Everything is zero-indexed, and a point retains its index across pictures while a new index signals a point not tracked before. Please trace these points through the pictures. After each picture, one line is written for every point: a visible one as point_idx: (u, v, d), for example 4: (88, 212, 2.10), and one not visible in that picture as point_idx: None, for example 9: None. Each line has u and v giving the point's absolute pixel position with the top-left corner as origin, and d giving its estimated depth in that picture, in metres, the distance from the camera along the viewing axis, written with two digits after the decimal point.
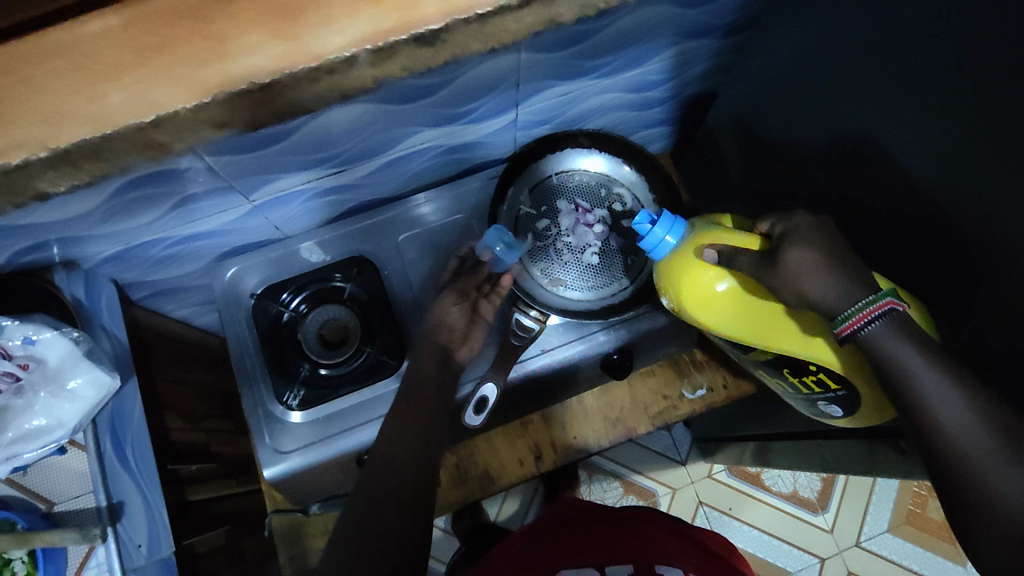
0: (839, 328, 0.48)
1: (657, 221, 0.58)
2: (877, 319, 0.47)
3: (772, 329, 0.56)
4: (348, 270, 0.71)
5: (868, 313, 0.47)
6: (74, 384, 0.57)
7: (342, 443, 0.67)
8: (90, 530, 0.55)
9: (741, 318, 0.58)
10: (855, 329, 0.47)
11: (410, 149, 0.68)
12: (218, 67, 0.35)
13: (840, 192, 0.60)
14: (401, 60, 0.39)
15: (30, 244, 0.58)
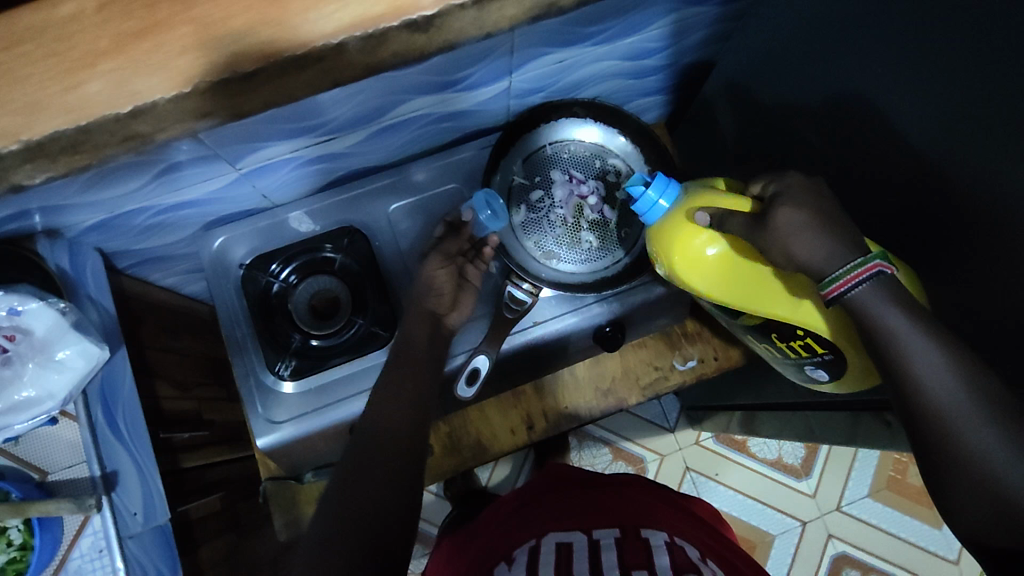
0: (825, 290, 0.48)
1: (652, 183, 0.58)
2: (865, 281, 0.47)
3: (763, 293, 0.57)
4: (338, 241, 0.71)
5: (856, 275, 0.47)
6: (62, 354, 0.56)
7: (335, 414, 0.67)
8: (85, 500, 0.55)
9: (731, 284, 0.58)
10: (840, 292, 0.48)
11: (400, 117, 0.67)
12: (195, 55, 0.36)
13: (837, 167, 0.60)
14: (393, 47, 0.38)
15: (10, 213, 0.56)
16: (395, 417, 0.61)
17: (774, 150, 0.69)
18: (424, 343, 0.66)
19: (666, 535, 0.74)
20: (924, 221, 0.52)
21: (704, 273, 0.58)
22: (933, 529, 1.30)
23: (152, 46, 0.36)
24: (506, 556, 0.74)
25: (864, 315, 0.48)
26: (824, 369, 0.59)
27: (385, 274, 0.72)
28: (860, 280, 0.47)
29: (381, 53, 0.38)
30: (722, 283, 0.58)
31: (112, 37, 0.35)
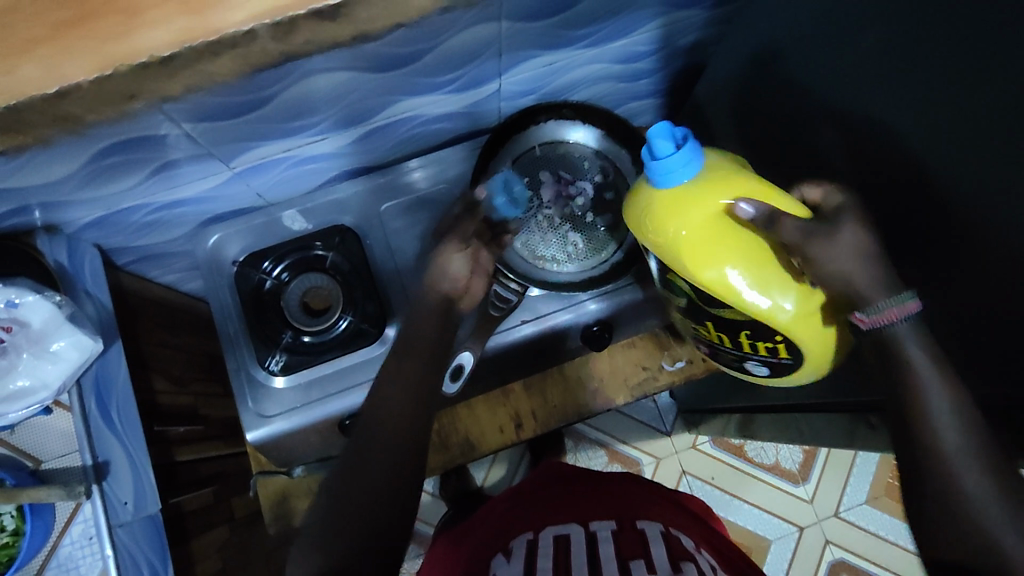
0: (863, 319, 0.48)
1: (682, 145, 0.51)
2: (903, 319, 0.47)
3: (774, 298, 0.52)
4: (329, 239, 0.72)
5: (894, 312, 0.47)
6: (57, 346, 0.58)
7: (324, 408, 0.69)
8: (74, 488, 0.57)
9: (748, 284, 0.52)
10: (882, 323, 0.47)
11: (392, 117, 0.68)
12: (122, 39, 0.37)
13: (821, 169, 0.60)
14: (305, 35, 0.39)
15: (11, 208, 0.58)
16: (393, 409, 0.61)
17: (761, 153, 0.70)
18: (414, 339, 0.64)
19: (662, 526, 0.75)
20: None
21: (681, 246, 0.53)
22: None
23: (125, 40, 0.37)
24: (505, 549, 0.74)
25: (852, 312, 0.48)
26: (768, 368, 0.60)
27: (375, 272, 0.73)
28: (899, 317, 0.47)
29: (295, 40, 0.39)
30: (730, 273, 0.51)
31: (46, 25, 0.37)
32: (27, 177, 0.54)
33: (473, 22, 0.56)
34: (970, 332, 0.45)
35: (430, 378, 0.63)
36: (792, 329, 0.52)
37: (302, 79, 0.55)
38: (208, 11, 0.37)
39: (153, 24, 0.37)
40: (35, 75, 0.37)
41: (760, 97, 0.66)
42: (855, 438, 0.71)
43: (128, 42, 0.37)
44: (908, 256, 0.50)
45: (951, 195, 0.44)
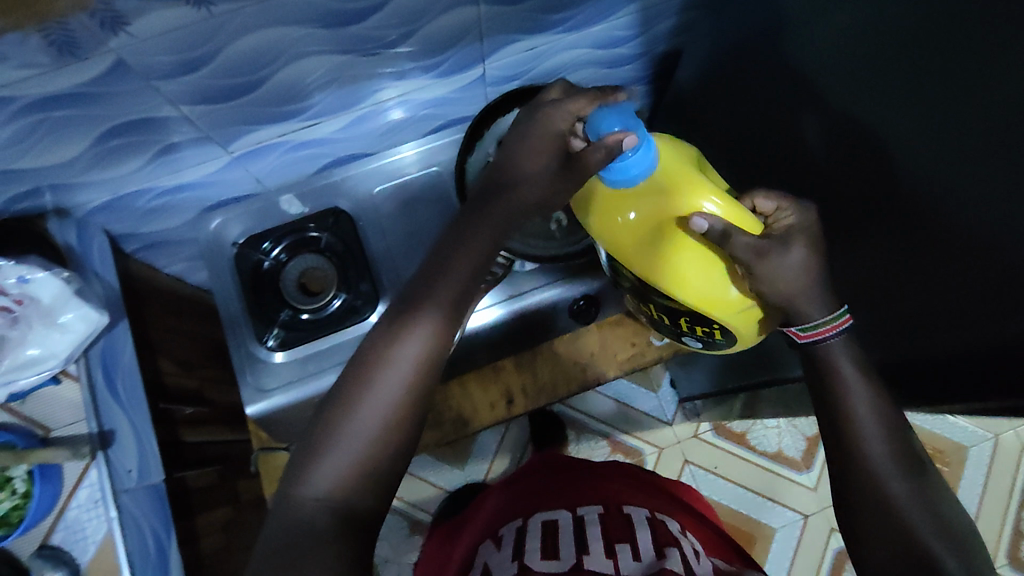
0: (803, 333, 0.51)
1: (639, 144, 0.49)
2: (840, 334, 0.51)
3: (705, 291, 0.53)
4: (323, 220, 0.75)
5: (832, 327, 0.51)
6: (65, 318, 0.61)
7: (321, 381, 0.72)
8: (80, 449, 0.61)
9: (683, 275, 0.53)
10: (819, 338, 0.51)
11: (381, 103, 0.71)
12: None
13: None
14: None
15: (24, 189, 0.62)
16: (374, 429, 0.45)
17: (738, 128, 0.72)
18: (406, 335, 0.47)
19: (648, 511, 0.76)
20: None
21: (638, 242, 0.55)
22: None
23: None
24: (494, 535, 0.75)
25: (786, 302, 0.50)
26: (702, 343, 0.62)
27: (368, 253, 0.75)
28: (837, 331, 0.51)
29: None
30: (686, 277, 0.53)
31: None
32: (38, 158, 0.58)
33: (450, 5, 0.59)
34: (928, 275, 0.48)
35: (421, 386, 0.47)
36: (721, 315, 0.54)
37: (290, 62, 0.58)
38: None
39: None
40: None
41: (727, 75, 0.68)
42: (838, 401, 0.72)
43: None
44: (861, 213, 0.53)
45: (915, 152, 0.47)
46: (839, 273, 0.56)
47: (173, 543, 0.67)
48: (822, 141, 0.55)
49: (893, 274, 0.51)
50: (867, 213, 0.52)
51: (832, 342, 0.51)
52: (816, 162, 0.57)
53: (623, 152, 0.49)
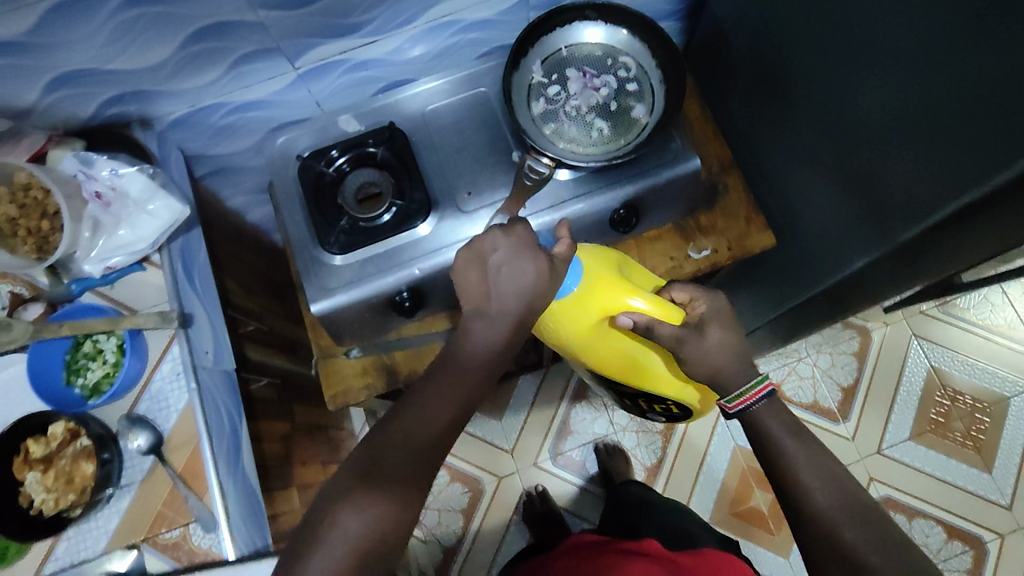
0: (734, 403, 0.69)
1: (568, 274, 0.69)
2: (761, 398, 0.69)
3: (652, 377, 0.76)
4: (379, 137, 0.80)
5: (755, 393, 0.69)
6: (152, 208, 0.67)
7: (379, 282, 0.76)
8: (167, 316, 0.66)
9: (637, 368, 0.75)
10: (746, 403, 0.69)
11: (433, 22, 0.76)
12: None
13: (833, 25, 0.65)
14: None
15: (114, 95, 0.68)
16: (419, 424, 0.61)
17: (778, 38, 0.75)
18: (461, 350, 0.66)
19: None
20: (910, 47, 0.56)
21: (594, 343, 0.74)
22: (980, 472, 1.30)
23: None
24: None
25: (716, 373, 0.69)
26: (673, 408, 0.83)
27: (421, 168, 0.80)
28: (760, 395, 0.69)
29: None
30: (627, 361, 0.75)
31: None
32: (129, 60, 0.64)
33: None
34: (993, 116, 0.50)
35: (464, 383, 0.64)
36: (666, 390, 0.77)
37: None
38: None
39: None
40: None
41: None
42: (886, 292, 0.75)
43: None
44: (913, 85, 0.57)
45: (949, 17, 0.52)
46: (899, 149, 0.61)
47: (243, 427, 0.72)
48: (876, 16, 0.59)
49: (952, 129, 0.54)
50: (934, 70, 0.55)
51: (758, 406, 0.69)
52: (881, 36, 0.59)
53: (565, 279, 0.69)
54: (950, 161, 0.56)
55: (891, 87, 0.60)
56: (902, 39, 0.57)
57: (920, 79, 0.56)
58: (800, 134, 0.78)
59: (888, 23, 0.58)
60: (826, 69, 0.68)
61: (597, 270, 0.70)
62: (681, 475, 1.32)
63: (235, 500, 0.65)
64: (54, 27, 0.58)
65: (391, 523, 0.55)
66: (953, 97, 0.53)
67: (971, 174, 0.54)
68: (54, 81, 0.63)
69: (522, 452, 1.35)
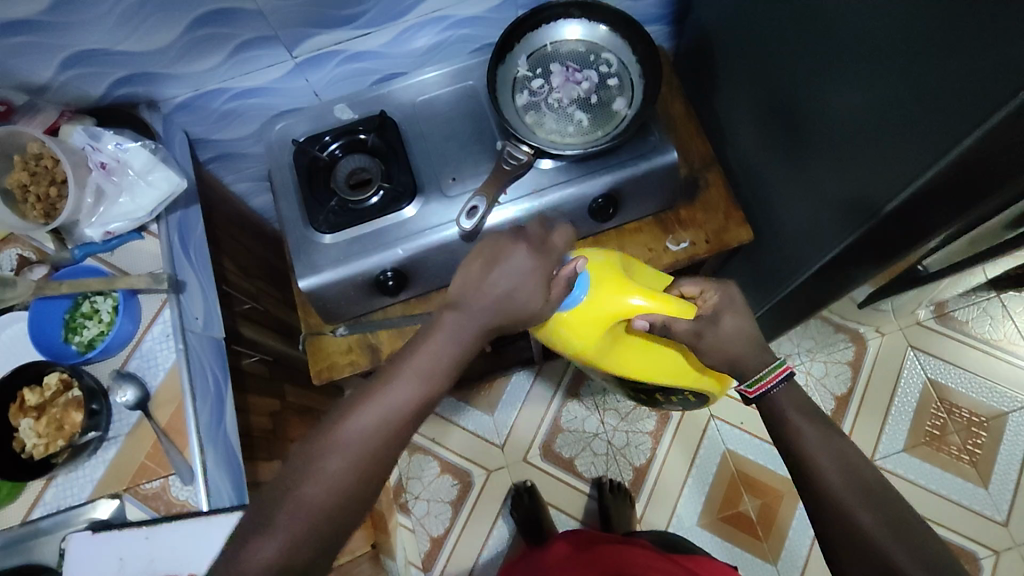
0: (753, 389, 0.65)
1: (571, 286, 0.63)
2: (780, 383, 0.64)
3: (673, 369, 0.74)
4: (371, 124, 0.85)
5: (774, 377, 0.64)
6: (152, 180, 0.72)
7: (365, 260, 0.80)
8: (159, 279, 0.70)
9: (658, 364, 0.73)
10: (765, 388, 0.64)
11: (424, 17, 0.81)
12: None
13: (800, 14, 0.67)
14: None
15: (123, 76, 0.74)
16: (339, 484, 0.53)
17: (752, 33, 0.78)
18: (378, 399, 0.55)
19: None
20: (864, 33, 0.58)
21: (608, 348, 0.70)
22: (976, 487, 1.28)
23: None
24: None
25: (727, 358, 0.65)
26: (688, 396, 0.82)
27: (409, 154, 0.84)
28: (777, 380, 0.64)
29: None
30: (639, 358, 0.72)
31: None
32: (137, 42, 0.70)
33: None
34: (939, 101, 0.52)
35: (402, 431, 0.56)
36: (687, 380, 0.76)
37: None
38: None
39: None
40: None
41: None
42: (857, 283, 0.77)
43: None
44: (871, 71, 0.59)
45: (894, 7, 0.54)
46: (863, 134, 0.63)
47: (228, 391, 0.76)
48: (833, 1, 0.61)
49: (908, 112, 0.56)
50: (888, 57, 0.56)
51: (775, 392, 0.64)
52: (842, 28, 0.61)
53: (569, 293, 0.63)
54: (907, 146, 0.57)
55: (851, 78, 0.62)
56: (857, 30, 0.59)
57: (876, 64, 0.58)
58: (774, 126, 0.80)
59: (843, 14, 0.60)
60: (796, 57, 0.70)
61: (601, 275, 0.65)
62: (670, 477, 1.32)
63: (214, 457, 0.68)
64: (68, 6, 0.63)
65: (346, 482, 0.53)
66: (903, 82, 0.55)
67: (927, 156, 0.56)
68: (68, 60, 0.69)
69: (512, 448, 1.37)
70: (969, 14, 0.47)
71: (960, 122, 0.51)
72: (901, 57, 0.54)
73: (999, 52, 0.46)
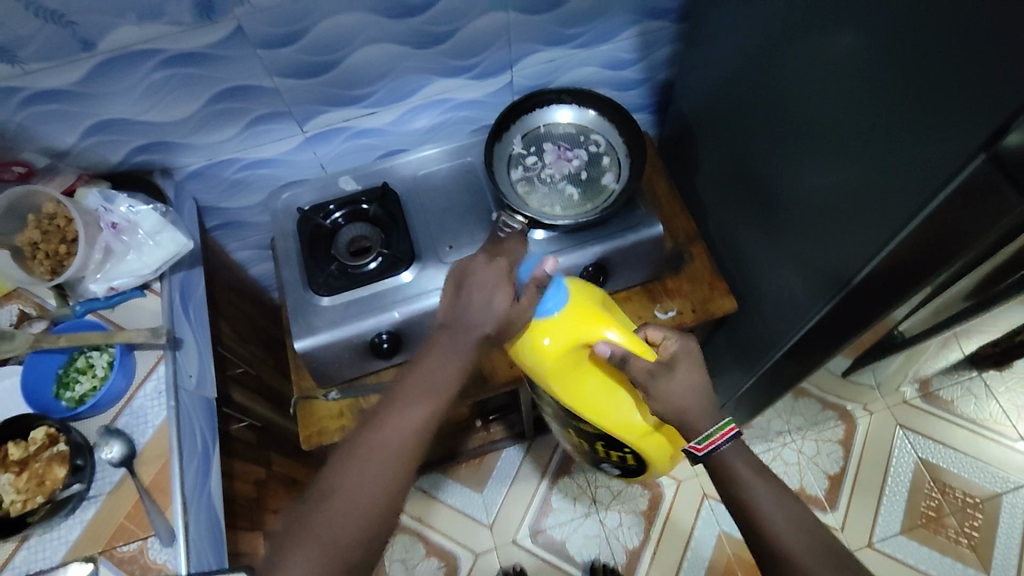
0: (699, 446, 0.61)
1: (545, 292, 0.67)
2: (727, 441, 0.62)
3: (628, 425, 0.72)
4: (373, 195, 0.89)
5: (722, 434, 0.61)
6: (160, 241, 0.74)
7: (361, 322, 0.81)
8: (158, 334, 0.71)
9: (615, 412, 0.72)
10: (713, 445, 0.61)
11: (427, 99, 0.88)
12: None
13: (772, 100, 0.73)
14: None
15: (142, 145, 0.79)
16: (347, 513, 0.57)
17: (728, 118, 0.85)
18: (380, 443, 0.59)
19: None
20: (831, 115, 0.64)
21: (563, 367, 0.69)
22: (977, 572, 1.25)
23: None
24: None
25: None
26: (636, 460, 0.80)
27: (409, 223, 0.88)
28: (726, 438, 0.61)
29: None
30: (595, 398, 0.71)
31: None
32: (160, 114, 0.75)
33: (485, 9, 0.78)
34: (901, 175, 0.57)
35: (407, 456, 0.60)
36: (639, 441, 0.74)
37: (355, 51, 0.76)
38: None
39: None
40: None
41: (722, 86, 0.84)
42: (835, 350, 0.80)
43: None
44: (839, 149, 0.64)
45: (857, 93, 0.59)
46: (835, 204, 0.67)
47: (216, 453, 0.75)
48: (802, 89, 0.67)
49: (874, 185, 0.61)
50: (855, 135, 0.61)
51: (723, 448, 0.62)
52: (811, 110, 0.67)
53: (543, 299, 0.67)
54: (874, 216, 0.62)
55: (822, 154, 0.67)
56: (824, 111, 0.65)
57: (843, 142, 0.63)
58: (750, 204, 0.86)
59: (812, 96, 0.66)
60: (770, 138, 0.76)
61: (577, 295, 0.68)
62: (665, 561, 1.27)
63: (197, 519, 0.66)
64: (101, 79, 0.69)
65: None
66: (869, 158, 0.60)
67: (894, 226, 0.60)
68: (93, 127, 0.74)
69: (501, 528, 1.32)
70: (922, 98, 0.52)
71: (920, 195, 0.56)
72: (866, 136, 0.60)
73: (954, 133, 0.50)
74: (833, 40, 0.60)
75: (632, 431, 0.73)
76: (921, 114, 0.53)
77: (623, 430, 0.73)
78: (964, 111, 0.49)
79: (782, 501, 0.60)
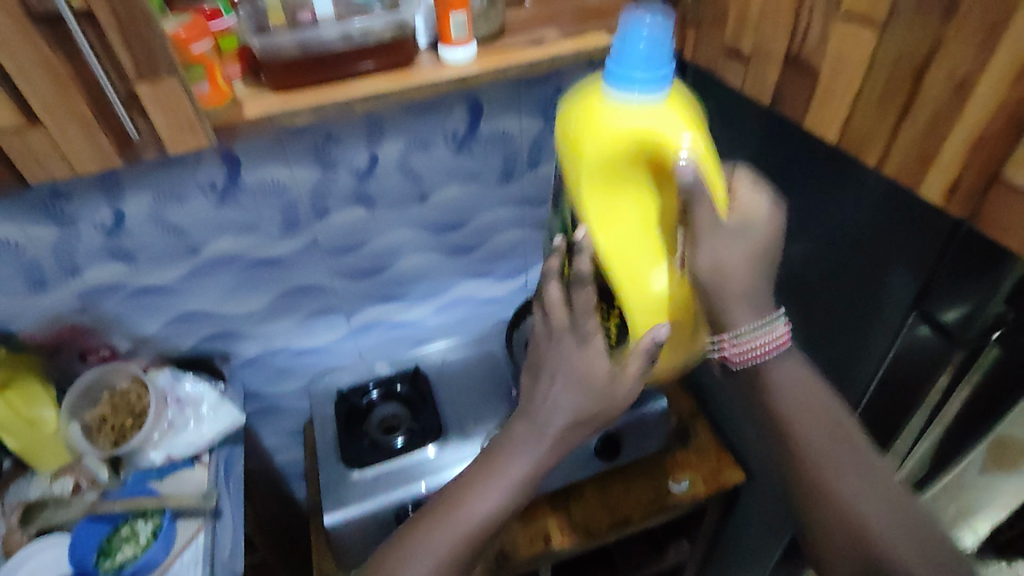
0: (732, 355, 0.53)
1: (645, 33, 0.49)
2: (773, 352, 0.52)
3: (634, 276, 0.55)
4: (406, 378, 1.00)
5: (765, 347, 0.52)
6: (216, 414, 0.84)
7: (393, 494, 0.86)
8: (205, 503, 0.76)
9: (635, 242, 0.54)
10: (751, 356, 0.52)
11: (454, 297, 1.04)
12: (333, 94, 0.52)
13: None
14: (407, 83, 0.54)
15: (211, 334, 0.91)
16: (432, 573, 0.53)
17: None
18: (457, 515, 0.55)
19: None
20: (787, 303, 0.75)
21: (596, 169, 0.52)
22: None
23: (335, 90, 0.53)
24: None
25: None
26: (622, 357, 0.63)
27: (436, 401, 0.97)
28: (770, 351, 0.52)
29: (416, 77, 0.54)
30: (626, 216, 0.54)
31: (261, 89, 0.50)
32: (234, 307, 0.89)
33: (505, 226, 0.97)
34: (848, 349, 0.67)
35: (487, 534, 0.55)
36: (641, 303, 0.56)
37: (400, 258, 0.94)
38: (406, 75, 0.54)
39: (357, 81, 0.53)
40: (268, 103, 0.51)
41: None
42: None
43: (339, 90, 0.53)
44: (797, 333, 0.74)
45: (802, 286, 0.70)
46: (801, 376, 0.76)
47: None
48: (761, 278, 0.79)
49: (832, 359, 0.70)
50: (807, 320, 0.72)
51: None
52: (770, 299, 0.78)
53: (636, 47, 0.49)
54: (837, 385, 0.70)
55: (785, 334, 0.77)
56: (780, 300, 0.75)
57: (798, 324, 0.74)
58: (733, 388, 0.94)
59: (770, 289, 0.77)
60: None
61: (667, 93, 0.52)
62: None
63: None
64: (194, 278, 0.84)
65: None
66: (820, 336, 0.70)
67: (855, 395, 0.68)
68: (175, 318, 0.87)
69: None
70: (850, 290, 0.63)
71: (869, 367, 0.65)
72: (816, 319, 0.70)
73: (884, 317, 0.61)
74: (788, 253, 0.70)
75: (649, 297, 0.56)
76: (867, 309, 0.62)
77: (630, 276, 0.55)
78: (890, 304, 0.59)
79: (827, 425, 0.52)
